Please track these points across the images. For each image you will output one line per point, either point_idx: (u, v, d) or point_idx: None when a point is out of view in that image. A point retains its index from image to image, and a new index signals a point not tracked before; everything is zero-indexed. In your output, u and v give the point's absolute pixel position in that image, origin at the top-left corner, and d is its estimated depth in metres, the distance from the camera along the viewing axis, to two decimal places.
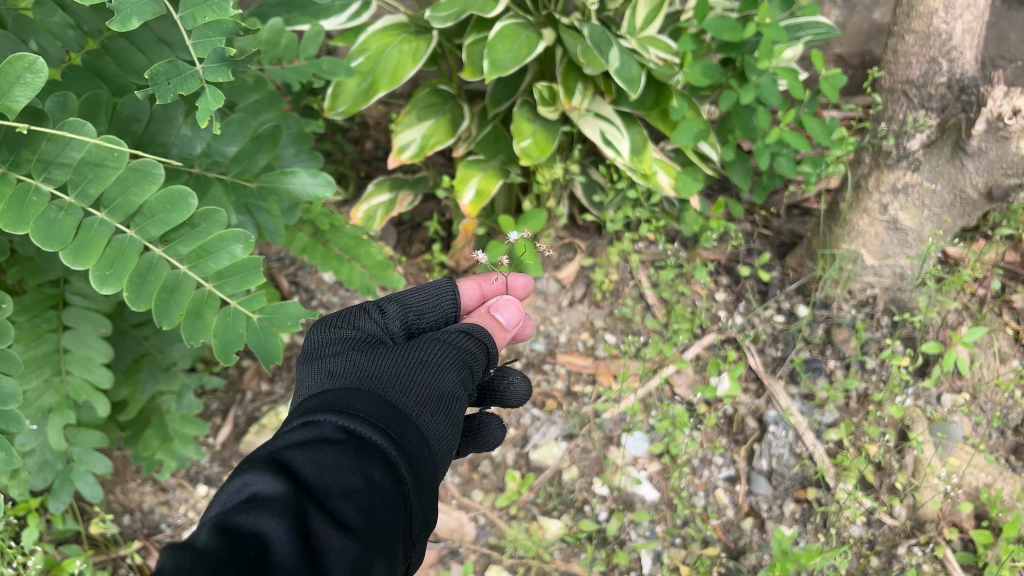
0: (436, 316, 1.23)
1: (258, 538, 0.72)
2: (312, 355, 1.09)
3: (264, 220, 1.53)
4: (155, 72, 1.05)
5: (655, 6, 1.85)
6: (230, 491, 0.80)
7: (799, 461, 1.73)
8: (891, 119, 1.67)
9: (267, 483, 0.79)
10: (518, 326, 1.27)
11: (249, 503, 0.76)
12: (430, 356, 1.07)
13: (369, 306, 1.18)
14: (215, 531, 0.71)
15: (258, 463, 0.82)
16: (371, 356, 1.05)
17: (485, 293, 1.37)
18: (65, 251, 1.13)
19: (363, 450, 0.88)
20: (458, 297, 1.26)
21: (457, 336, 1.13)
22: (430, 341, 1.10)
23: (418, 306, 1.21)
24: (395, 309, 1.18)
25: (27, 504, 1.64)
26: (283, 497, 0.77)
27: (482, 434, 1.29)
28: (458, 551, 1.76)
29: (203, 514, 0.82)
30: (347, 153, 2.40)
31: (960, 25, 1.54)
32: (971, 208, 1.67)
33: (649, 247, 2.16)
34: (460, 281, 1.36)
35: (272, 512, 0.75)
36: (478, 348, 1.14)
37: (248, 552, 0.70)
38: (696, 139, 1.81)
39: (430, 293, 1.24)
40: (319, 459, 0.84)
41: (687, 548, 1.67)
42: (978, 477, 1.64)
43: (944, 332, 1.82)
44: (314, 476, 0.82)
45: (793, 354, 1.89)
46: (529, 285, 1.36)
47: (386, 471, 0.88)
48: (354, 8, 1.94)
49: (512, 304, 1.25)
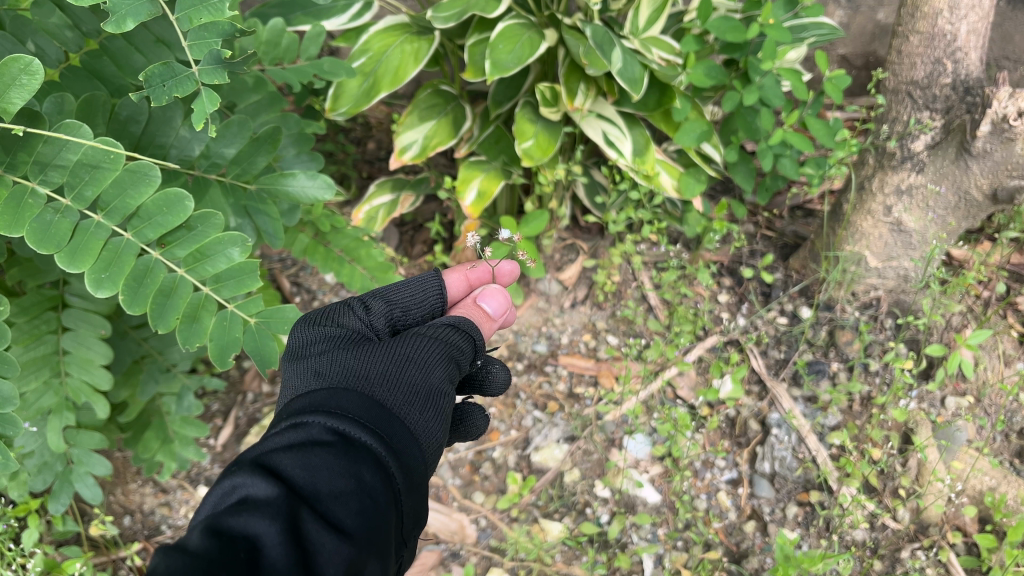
0: (423, 311, 1.22)
1: (249, 541, 0.72)
2: (297, 354, 1.07)
3: (263, 222, 1.52)
4: (150, 74, 1.04)
5: (658, 6, 1.84)
6: (219, 493, 0.80)
7: (802, 464, 1.72)
8: (895, 120, 1.66)
9: (257, 486, 0.78)
10: (504, 315, 1.27)
11: (240, 506, 0.75)
12: (418, 352, 1.06)
13: (353, 303, 1.18)
14: (207, 533, 0.71)
15: (247, 466, 0.81)
16: (357, 354, 1.03)
17: (472, 283, 1.33)
18: (61, 254, 1.13)
19: (353, 451, 0.87)
20: (444, 291, 1.25)
21: (444, 330, 1.12)
22: (416, 336, 1.09)
23: (404, 303, 1.21)
24: (380, 305, 1.17)
25: (28, 505, 1.62)
26: (274, 499, 0.77)
27: (464, 424, 1.26)
28: (458, 553, 1.75)
29: (194, 515, 0.82)
30: (349, 154, 2.39)
31: (965, 25, 1.53)
32: (975, 210, 1.66)
33: (651, 248, 2.16)
34: (446, 273, 1.33)
35: (263, 515, 0.74)
36: (465, 341, 1.13)
37: (240, 555, 0.70)
38: (699, 140, 1.80)
39: (416, 289, 1.23)
40: (309, 461, 0.83)
41: (689, 552, 1.66)
42: (983, 480, 1.62)
43: (948, 334, 1.81)
44: (305, 478, 0.82)
45: (796, 357, 1.88)
46: (515, 271, 1.34)
47: (377, 471, 0.87)
48: (356, 8, 1.93)
49: (499, 292, 1.25)
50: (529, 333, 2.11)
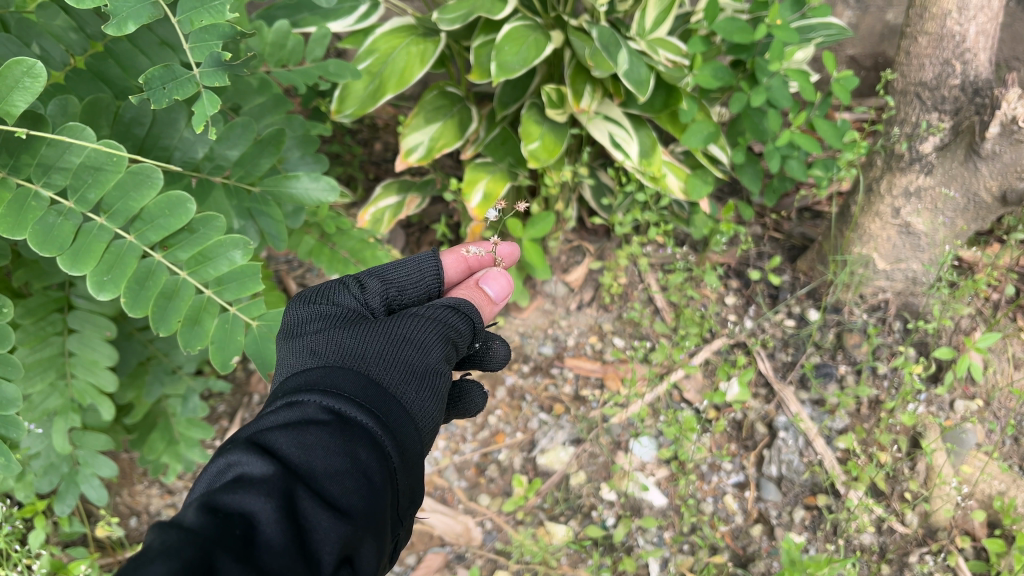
0: (419, 291, 1.20)
1: (245, 518, 0.71)
2: (293, 333, 1.07)
3: (266, 224, 1.53)
4: (150, 77, 1.04)
5: (665, 7, 1.82)
6: (214, 471, 0.80)
7: (808, 468, 1.71)
8: (903, 122, 1.65)
9: (253, 464, 0.78)
10: (505, 298, 1.27)
11: (235, 483, 0.75)
12: (414, 332, 1.06)
13: (348, 280, 1.17)
14: (202, 510, 0.70)
15: (242, 444, 0.82)
16: (354, 334, 1.03)
17: (470, 264, 1.32)
18: (64, 256, 1.13)
19: (349, 430, 0.87)
20: (441, 273, 1.23)
21: (442, 311, 1.11)
22: (414, 317, 1.08)
23: (400, 282, 1.19)
24: (376, 284, 1.16)
25: (33, 507, 1.64)
26: (270, 476, 0.77)
27: (463, 402, 1.24)
28: (464, 556, 1.75)
29: (190, 494, 0.82)
30: (355, 155, 2.40)
31: (974, 27, 1.52)
32: (985, 212, 1.64)
33: (658, 250, 2.14)
34: (442, 254, 1.31)
35: (259, 491, 0.74)
36: (464, 323, 1.11)
37: (235, 531, 0.70)
38: (706, 142, 1.79)
39: (412, 269, 1.21)
40: (305, 440, 0.83)
41: (695, 556, 1.65)
42: (992, 485, 1.60)
43: (957, 337, 1.79)
44: (300, 456, 0.82)
45: (803, 359, 1.87)
46: (515, 253, 1.37)
47: (372, 450, 0.87)
48: (363, 9, 1.90)
49: (500, 276, 1.25)
50: (536, 335, 2.11)
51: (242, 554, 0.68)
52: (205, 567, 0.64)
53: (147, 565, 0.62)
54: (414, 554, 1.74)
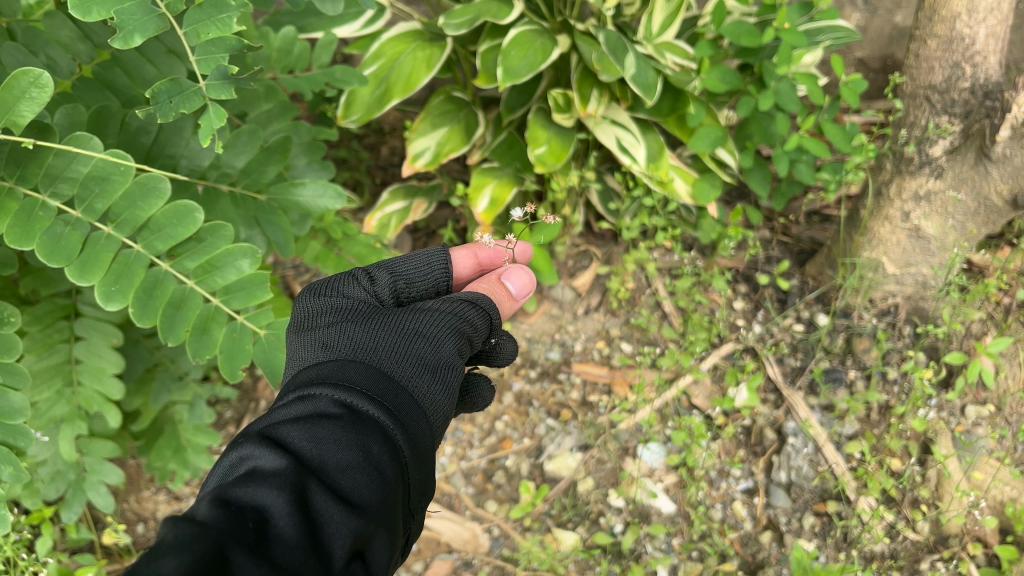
0: (427, 285, 1.20)
1: (257, 512, 0.70)
2: (303, 326, 1.07)
3: (274, 232, 1.51)
4: (157, 91, 1.05)
5: (672, 11, 1.83)
6: (226, 465, 0.79)
7: (818, 474, 1.69)
8: (913, 125, 1.63)
9: (266, 457, 0.77)
10: (525, 297, 1.26)
11: (248, 478, 0.74)
12: (426, 326, 1.05)
13: (357, 273, 1.16)
14: (214, 504, 0.69)
15: (254, 437, 0.81)
16: (365, 327, 1.02)
17: (481, 262, 1.31)
18: (72, 266, 1.12)
19: (361, 424, 0.86)
20: (449, 266, 1.22)
21: (459, 305, 1.10)
22: (427, 310, 1.08)
23: (408, 275, 1.18)
24: (385, 277, 1.16)
25: (40, 513, 1.64)
26: (282, 470, 0.76)
27: (471, 395, 1.22)
28: (471, 562, 1.74)
29: (201, 488, 0.81)
30: (362, 160, 2.41)
31: (983, 30, 1.51)
32: (996, 216, 1.61)
33: (665, 255, 2.13)
34: (454, 249, 1.30)
35: (271, 485, 0.73)
36: (480, 318, 1.11)
37: (248, 524, 0.69)
38: (714, 146, 1.77)
39: (421, 261, 1.20)
40: (318, 434, 0.82)
41: (704, 562, 1.64)
42: (1003, 491, 1.58)
43: (968, 342, 1.77)
44: (313, 450, 0.81)
45: (813, 365, 1.86)
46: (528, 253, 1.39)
47: (385, 444, 0.86)
48: (368, 13, 1.90)
49: (523, 272, 1.24)
50: (543, 340, 2.10)
51: (255, 548, 0.67)
52: (218, 561, 0.63)
53: (159, 558, 0.60)
54: (422, 560, 1.74)
